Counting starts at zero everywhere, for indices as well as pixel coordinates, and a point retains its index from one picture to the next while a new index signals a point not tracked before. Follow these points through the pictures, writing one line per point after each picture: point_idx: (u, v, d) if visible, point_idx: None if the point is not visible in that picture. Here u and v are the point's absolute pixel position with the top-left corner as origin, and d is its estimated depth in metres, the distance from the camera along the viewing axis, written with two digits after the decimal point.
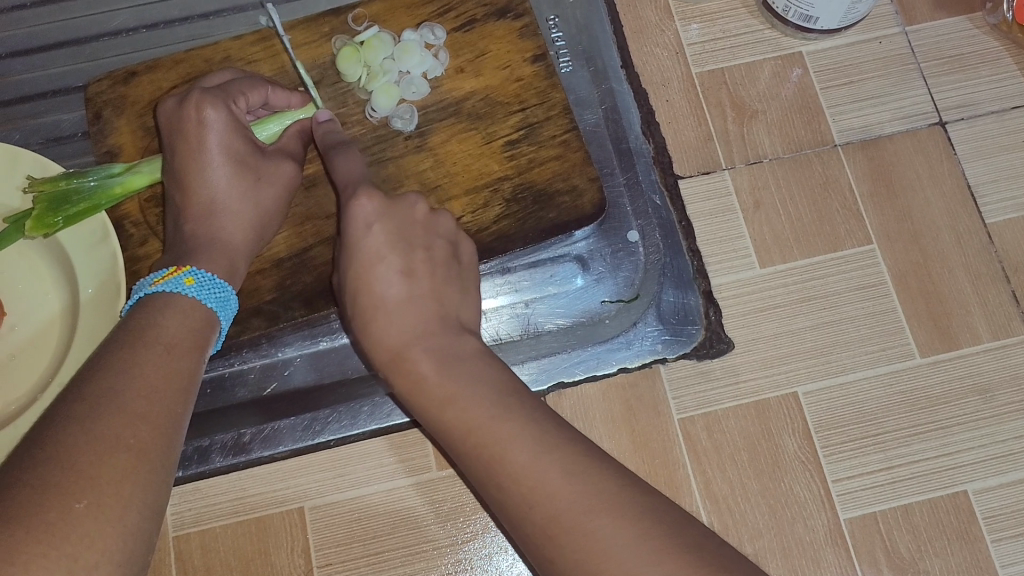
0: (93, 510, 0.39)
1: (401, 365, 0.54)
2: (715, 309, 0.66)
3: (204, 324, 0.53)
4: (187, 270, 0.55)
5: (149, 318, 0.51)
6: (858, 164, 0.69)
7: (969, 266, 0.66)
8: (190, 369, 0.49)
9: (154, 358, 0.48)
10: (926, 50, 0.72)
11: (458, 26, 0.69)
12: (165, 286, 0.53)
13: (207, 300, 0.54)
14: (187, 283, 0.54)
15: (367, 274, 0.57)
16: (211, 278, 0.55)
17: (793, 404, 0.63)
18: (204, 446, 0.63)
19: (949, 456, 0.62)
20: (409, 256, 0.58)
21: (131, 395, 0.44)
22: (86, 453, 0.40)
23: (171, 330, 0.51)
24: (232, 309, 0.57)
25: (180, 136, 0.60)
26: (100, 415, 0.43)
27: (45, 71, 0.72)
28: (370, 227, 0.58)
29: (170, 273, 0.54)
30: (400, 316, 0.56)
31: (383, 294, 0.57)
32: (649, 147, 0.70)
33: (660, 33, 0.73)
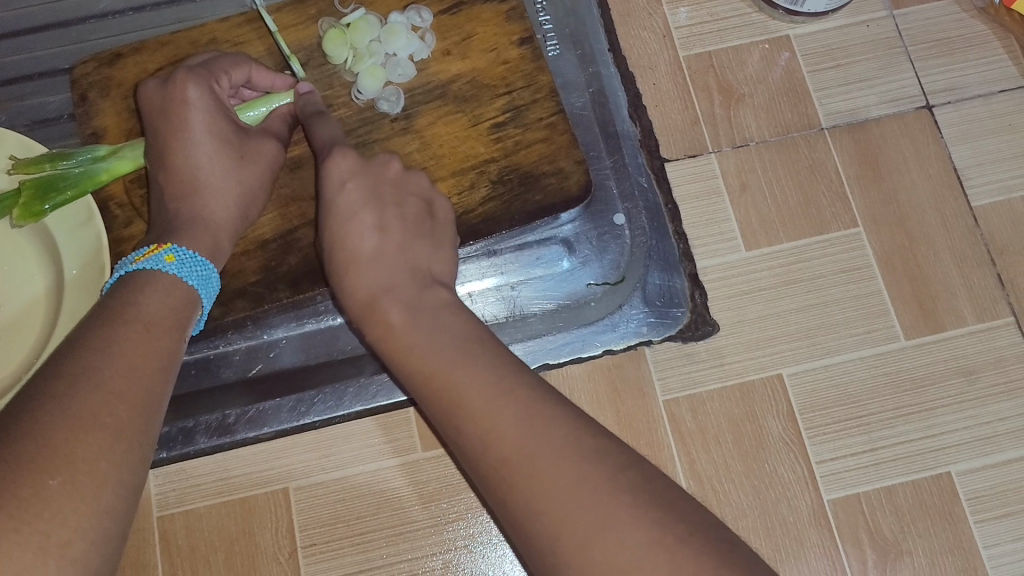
0: (67, 488, 0.39)
1: (373, 314, 0.54)
2: (701, 291, 0.66)
3: (185, 304, 0.53)
4: (167, 247, 0.55)
5: (130, 296, 0.51)
6: (844, 147, 0.69)
7: (955, 249, 0.66)
8: (170, 349, 0.50)
9: (133, 336, 0.48)
10: (914, 33, 0.72)
11: (445, 9, 0.69)
12: (147, 264, 0.53)
13: (188, 278, 0.54)
14: (168, 260, 0.54)
15: (342, 229, 0.58)
16: (192, 256, 0.55)
17: (778, 385, 0.64)
18: (189, 428, 0.63)
19: (933, 438, 0.62)
20: (381, 208, 0.59)
21: (109, 374, 0.45)
22: (61, 431, 0.40)
23: (151, 308, 0.51)
24: (214, 286, 0.57)
25: (163, 114, 0.60)
26: (77, 392, 0.43)
27: (31, 53, 0.72)
28: (342, 185, 0.59)
29: (150, 251, 0.54)
30: (369, 267, 0.56)
31: (357, 248, 0.57)
32: (636, 129, 0.70)
33: (648, 16, 0.73)
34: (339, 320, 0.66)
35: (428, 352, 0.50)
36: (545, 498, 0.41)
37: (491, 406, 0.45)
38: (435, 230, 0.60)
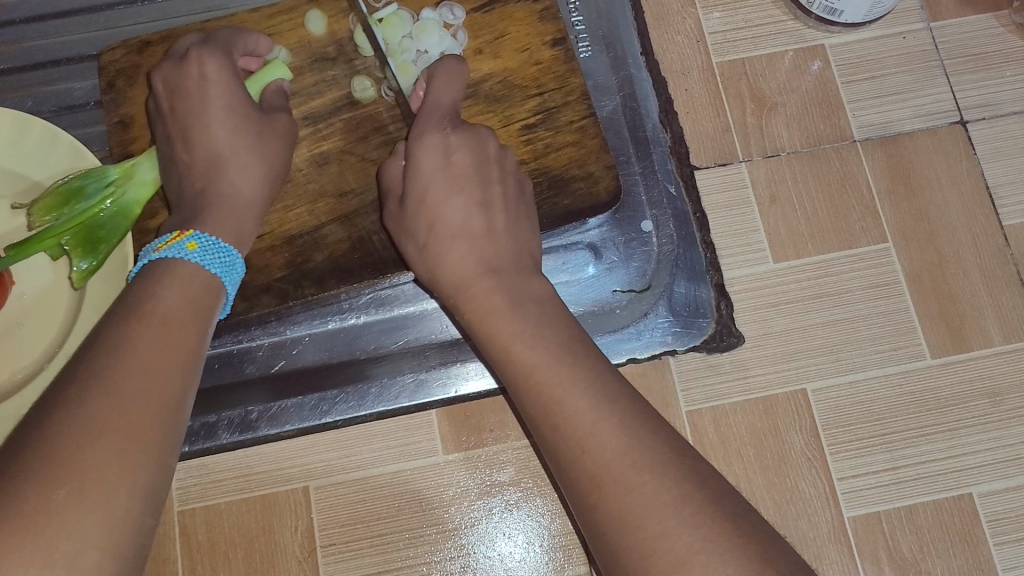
0: (73, 499, 0.38)
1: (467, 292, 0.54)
2: (727, 302, 0.65)
3: (202, 291, 0.52)
4: (189, 234, 0.54)
5: (147, 288, 0.50)
6: (876, 161, 0.69)
7: (984, 268, 0.66)
8: (188, 343, 0.48)
9: (150, 334, 0.47)
10: (951, 47, 0.71)
11: (478, 6, 0.68)
12: (167, 251, 0.53)
13: (209, 266, 0.54)
14: (190, 247, 0.54)
15: (441, 207, 0.57)
16: (214, 244, 0.54)
17: (802, 401, 0.63)
18: (212, 422, 0.63)
19: (956, 458, 0.62)
20: (484, 189, 0.58)
21: (122, 375, 0.43)
22: (67, 438, 0.40)
23: (169, 302, 0.50)
24: (239, 272, 0.57)
25: (178, 95, 0.60)
26: (91, 396, 0.42)
27: (60, 37, 0.72)
28: (448, 156, 0.58)
29: (171, 240, 0.54)
30: (468, 247, 0.56)
31: (456, 227, 0.56)
32: (667, 136, 0.69)
33: (682, 20, 0.72)
34: (362, 319, 0.66)
35: (517, 345, 0.50)
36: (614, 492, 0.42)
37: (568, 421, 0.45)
38: (527, 212, 0.60)
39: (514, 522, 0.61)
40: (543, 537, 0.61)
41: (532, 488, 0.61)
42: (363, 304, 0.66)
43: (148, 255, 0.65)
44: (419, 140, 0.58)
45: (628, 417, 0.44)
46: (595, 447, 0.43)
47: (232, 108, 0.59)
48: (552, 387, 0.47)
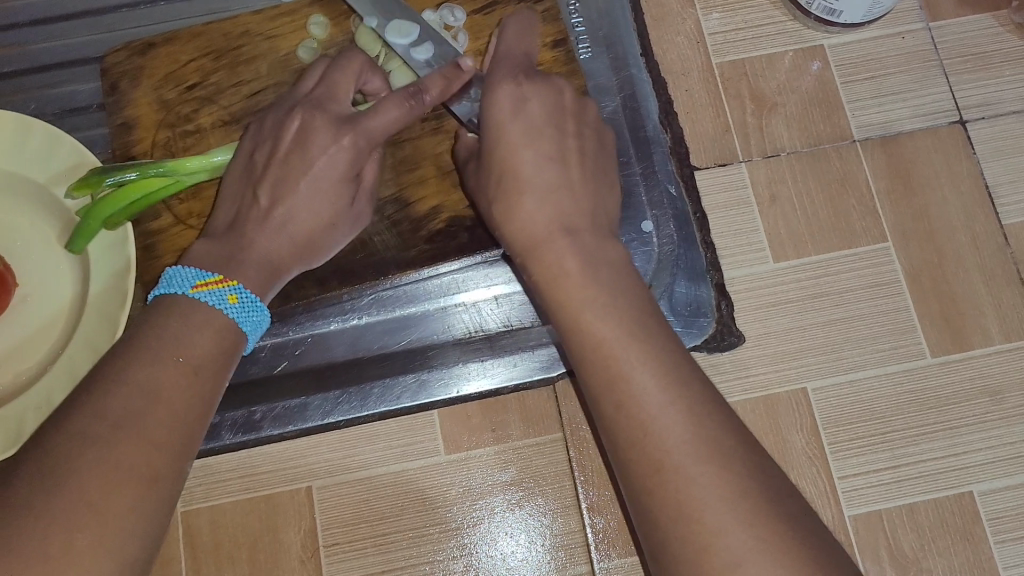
0: (96, 541, 0.39)
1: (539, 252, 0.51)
2: (727, 302, 0.65)
3: (230, 341, 0.50)
4: (232, 284, 0.51)
5: (176, 326, 0.48)
6: (876, 160, 0.69)
7: (984, 267, 0.66)
8: (204, 384, 0.47)
9: (177, 378, 0.45)
10: (949, 46, 0.71)
11: (479, 8, 0.69)
12: (208, 296, 0.50)
13: (243, 323, 0.51)
14: (231, 300, 0.51)
15: (514, 158, 0.53)
16: (253, 300, 0.52)
17: (802, 400, 0.64)
18: (215, 423, 0.63)
19: (957, 456, 0.62)
20: (559, 141, 0.54)
21: (148, 422, 0.43)
22: (96, 482, 0.40)
23: (197, 345, 0.48)
24: (263, 330, 0.54)
25: (297, 145, 0.58)
26: (98, 456, 0.40)
27: (62, 41, 0.72)
28: (522, 105, 0.54)
29: (216, 281, 0.51)
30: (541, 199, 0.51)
31: (529, 179, 0.52)
32: (667, 136, 0.69)
33: (681, 21, 0.73)
34: (364, 320, 0.65)
35: (583, 314, 0.47)
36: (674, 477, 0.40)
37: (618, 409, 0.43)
38: (604, 171, 0.56)
39: (516, 522, 0.61)
40: (544, 538, 0.61)
41: (533, 488, 0.62)
42: (365, 304, 0.65)
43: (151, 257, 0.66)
44: (491, 90, 0.54)
45: None
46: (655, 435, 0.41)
47: (338, 181, 0.59)
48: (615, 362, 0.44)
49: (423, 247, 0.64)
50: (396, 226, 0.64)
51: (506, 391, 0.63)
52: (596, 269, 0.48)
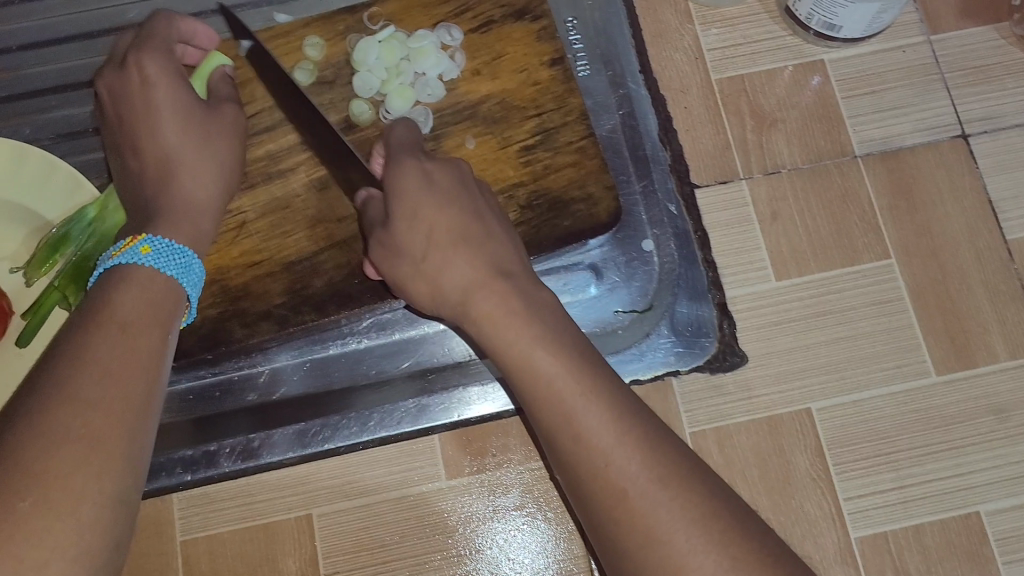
0: (38, 508, 0.38)
1: (468, 311, 0.53)
2: (730, 321, 0.65)
3: (166, 291, 0.51)
4: (143, 239, 0.52)
5: (102, 294, 0.48)
6: (877, 176, 0.68)
7: (988, 282, 0.66)
8: (146, 336, 0.47)
9: (113, 339, 0.45)
10: (952, 59, 0.71)
11: (475, 27, 0.69)
12: (121, 258, 0.51)
13: (166, 268, 0.52)
14: (143, 250, 0.52)
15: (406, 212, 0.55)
16: (168, 244, 0.53)
17: (807, 420, 0.63)
18: (213, 451, 0.62)
19: (963, 476, 0.61)
20: (459, 212, 0.56)
21: (83, 380, 0.42)
22: (29, 451, 0.39)
23: (123, 304, 0.48)
24: (197, 273, 0.55)
25: (140, 95, 0.59)
26: (30, 457, 0.38)
27: (58, 63, 0.72)
28: (430, 181, 0.57)
29: (127, 244, 0.52)
30: (450, 261, 0.55)
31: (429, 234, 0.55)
32: (667, 155, 0.69)
33: (679, 37, 0.72)
34: (363, 344, 0.65)
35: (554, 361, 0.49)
36: (609, 471, 0.44)
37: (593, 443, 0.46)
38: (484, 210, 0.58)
39: (519, 548, 0.61)
40: (548, 562, 0.60)
41: (537, 512, 0.61)
42: (364, 328, 0.65)
43: None
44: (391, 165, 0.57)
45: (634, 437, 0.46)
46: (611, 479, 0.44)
47: (184, 108, 0.60)
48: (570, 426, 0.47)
49: None
50: None
51: (506, 415, 0.63)
52: (518, 303, 0.52)
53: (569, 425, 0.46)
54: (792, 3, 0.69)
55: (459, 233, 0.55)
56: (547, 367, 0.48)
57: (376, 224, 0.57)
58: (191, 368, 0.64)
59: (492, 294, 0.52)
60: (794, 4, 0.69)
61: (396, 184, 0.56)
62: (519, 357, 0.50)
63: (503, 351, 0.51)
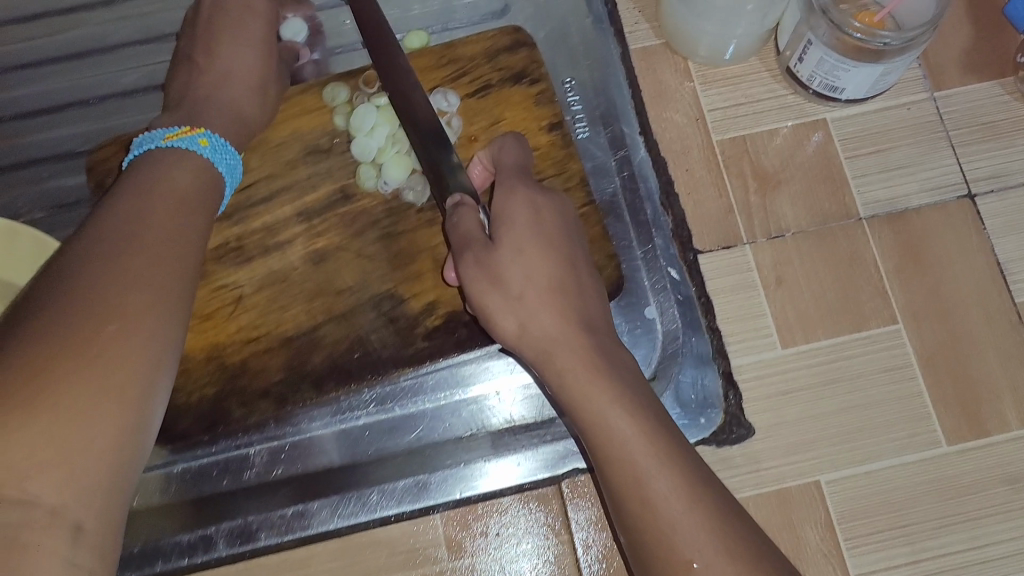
0: (79, 378, 0.40)
1: (552, 364, 0.53)
2: (735, 391, 0.64)
3: (212, 182, 0.57)
4: (201, 132, 0.59)
5: (157, 170, 0.55)
6: (884, 238, 0.67)
7: (999, 347, 0.64)
8: (186, 248, 0.51)
9: (151, 246, 0.49)
10: (957, 117, 0.70)
11: (472, 92, 0.68)
12: (180, 142, 0.57)
13: (217, 163, 0.59)
14: (201, 143, 0.58)
15: (513, 246, 0.55)
16: (223, 143, 0.60)
17: (816, 492, 0.62)
18: (210, 534, 0.62)
19: (979, 550, 0.60)
20: (568, 259, 0.56)
21: (129, 287, 0.45)
22: (77, 333, 0.42)
23: (183, 184, 0.55)
24: (237, 179, 0.61)
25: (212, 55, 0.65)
26: (80, 338, 0.42)
27: (51, 132, 0.71)
28: (538, 218, 0.56)
29: (184, 132, 0.58)
30: (547, 307, 0.54)
31: (546, 273, 0.55)
32: (669, 219, 0.68)
33: (680, 96, 0.71)
34: (362, 420, 0.65)
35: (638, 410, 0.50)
36: (676, 538, 0.45)
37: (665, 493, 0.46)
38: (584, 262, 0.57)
39: None
40: None
41: None
42: (363, 402, 0.65)
43: None
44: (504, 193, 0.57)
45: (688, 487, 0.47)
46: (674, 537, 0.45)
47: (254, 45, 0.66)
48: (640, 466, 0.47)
49: (422, 343, 0.62)
50: (393, 322, 0.63)
51: (508, 492, 0.62)
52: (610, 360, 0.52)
53: (641, 488, 0.47)
54: (792, 64, 0.68)
55: (559, 282, 0.55)
56: (622, 429, 0.49)
57: (474, 240, 0.55)
58: (187, 449, 0.63)
59: (579, 353, 0.52)
60: (795, 66, 0.68)
61: (506, 215, 0.56)
62: (595, 414, 0.50)
63: (580, 392, 0.51)
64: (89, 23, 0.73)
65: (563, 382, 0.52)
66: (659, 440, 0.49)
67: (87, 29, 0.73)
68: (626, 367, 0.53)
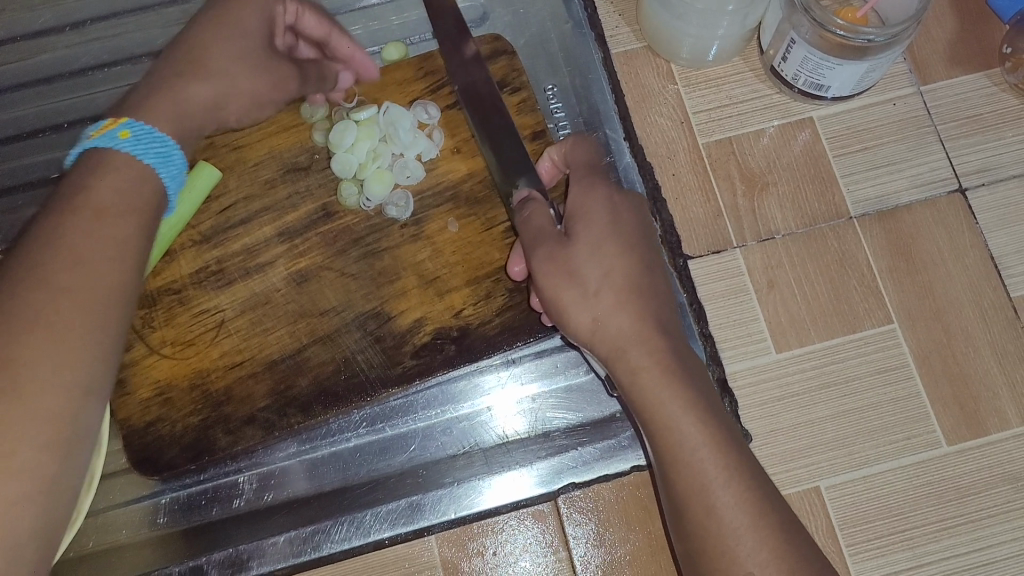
0: (19, 384, 0.44)
1: (625, 362, 0.50)
2: (731, 398, 0.63)
3: (142, 179, 0.53)
4: (123, 123, 0.54)
5: (87, 175, 0.52)
6: (875, 237, 0.66)
7: (995, 343, 0.63)
8: (116, 263, 0.50)
9: (82, 235, 0.49)
10: (944, 111, 0.69)
11: (451, 103, 0.66)
12: (102, 140, 0.53)
13: (143, 156, 0.54)
14: (122, 136, 0.54)
15: (586, 244, 0.53)
16: (148, 131, 0.54)
17: (816, 499, 0.61)
18: (201, 565, 0.60)
19: (983, 551, 0.59)
20: (640, 255, 0.54)
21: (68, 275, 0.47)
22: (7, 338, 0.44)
23: (107, 196, 0.51)
24: (178, 164, 0.56)
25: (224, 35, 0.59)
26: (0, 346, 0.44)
27: (23, 160, 0.70)
28: (615, 216, 0.55)
29: (103, 127, 0.54)
30: (623, 305, 0.51)
31: (626, 269, 0.52)
32: (657, 225, 0.66)
33: (663, 99, 0.70)
34: (353, 442, 0.63)
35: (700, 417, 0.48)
36: (737, 551, 0.45)
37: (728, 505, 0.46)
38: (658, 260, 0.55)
39: None
40: None
41: None
42: (353, 423, 0.63)
43: (127, 401, 0.61)
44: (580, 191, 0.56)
45: (750, 497, 0.46)
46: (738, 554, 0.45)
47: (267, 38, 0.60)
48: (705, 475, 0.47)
49: (410, 362, 0.61)
50: (379, 341, 0.61)
51: (503, 510, 0.61)
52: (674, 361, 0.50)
53: (707, 498, 0.46)
54: (776, 63, 0.67)
55: (637, 279, 0.52)
56: (691, 437, 0.48)
57: (550, 236, 0.54)
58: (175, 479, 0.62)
59: (653, 354, 0.50)
60: (779, 65, 0.67)
61: (585, 212, 0.55)
62: (666, 420, 0.48)
63: (645, 397, 0.49)
64: (59, 47, 0.72)
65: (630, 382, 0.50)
66: (725, 452, 0.47)
67: (58, 53, 0.72)
68: (693, 371, 0.50)
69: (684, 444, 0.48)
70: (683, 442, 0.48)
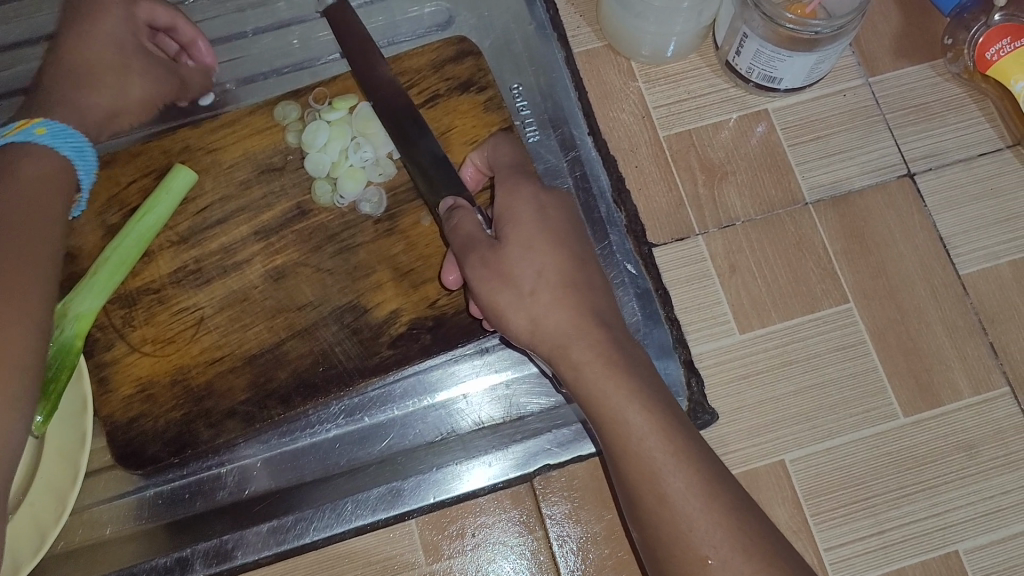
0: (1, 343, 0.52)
1: (567, 359, 0.53)
2: (697, 379, 0.65)
3: (62, 173, 0.60)
4: (36, 121, 0.60)
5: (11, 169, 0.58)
6: (830, 221, 0.69)
7: (946, 319, 0.66)
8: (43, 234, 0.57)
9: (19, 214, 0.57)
10: (891, 100, 0.72)
11: (422, 102, 0.68)
12: (16, 137, 0.59)
13: (61, 148, 0.61)
14: (39, 132, 0.60)
15: (520, 246, 0.55)
16: (61, 128, 0.61)
17: (781, 472, 0.63)
18: (187, 556, 0.62)
19: (940, 516, 0.62)
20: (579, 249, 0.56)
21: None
22: None
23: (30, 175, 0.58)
24: (91, 157, 0.63)
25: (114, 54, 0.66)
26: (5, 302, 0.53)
27: None
28: (545, 216, 0.57)
29: (16, 126, 0.59)
30: (559, 303, 0.53)
31: (559, 267, 0.55)
32: (622, 215, 0.69)
33: (625, 96, 0.73)
34: (333, 432, 0.65)
35: (640, 395, 0.51)
36: (693, 536, 0.47)
37: (678, 487, 0.48)
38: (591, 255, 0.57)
39: None
40: None
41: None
42: (332, 415, 0.65)
43: (114, 400, 0.63)
44: (512, 196, 0.57)
45: (697, 474, 0.49)
46: (693, 536, 0.47)
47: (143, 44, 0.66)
48: (655, 462, 0.49)
49: (387, 352, 0.63)
50: (356, 333, 0.63)
51: (482, 492, 0.63)
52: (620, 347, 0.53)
53: (656, 484, 0.49)
54: (731, 58, 0.70)
55: (569, 276, 0.54)
56: (638, 426, 0.50)
57: (480, 241, 0.56)
58: (156, 473, 0.63)
59: (594, 349, 0.52)
60: (733, 60, 0.70)
61: (512, 213, 0.56)
62: (611, 411, 0.51)
63: (587, 386, 0.52)
64: (33, 58, 0.74)
65: (575, 372, 0.53)
66: (670, 436, 0.50)
67: (32, 64, 0.73)
68: (637, 362, 0.53)
69: (633, 436, 0.50)
70: (633, 436, 0.50)
